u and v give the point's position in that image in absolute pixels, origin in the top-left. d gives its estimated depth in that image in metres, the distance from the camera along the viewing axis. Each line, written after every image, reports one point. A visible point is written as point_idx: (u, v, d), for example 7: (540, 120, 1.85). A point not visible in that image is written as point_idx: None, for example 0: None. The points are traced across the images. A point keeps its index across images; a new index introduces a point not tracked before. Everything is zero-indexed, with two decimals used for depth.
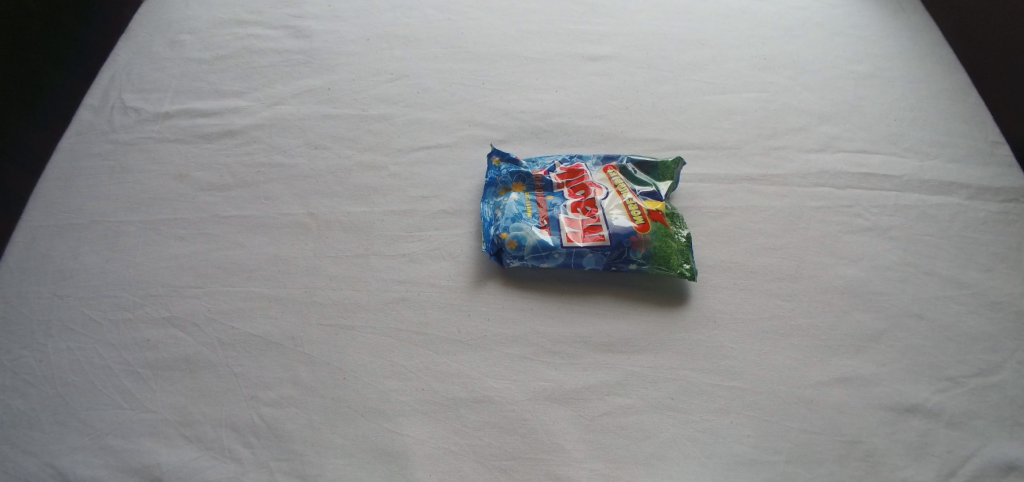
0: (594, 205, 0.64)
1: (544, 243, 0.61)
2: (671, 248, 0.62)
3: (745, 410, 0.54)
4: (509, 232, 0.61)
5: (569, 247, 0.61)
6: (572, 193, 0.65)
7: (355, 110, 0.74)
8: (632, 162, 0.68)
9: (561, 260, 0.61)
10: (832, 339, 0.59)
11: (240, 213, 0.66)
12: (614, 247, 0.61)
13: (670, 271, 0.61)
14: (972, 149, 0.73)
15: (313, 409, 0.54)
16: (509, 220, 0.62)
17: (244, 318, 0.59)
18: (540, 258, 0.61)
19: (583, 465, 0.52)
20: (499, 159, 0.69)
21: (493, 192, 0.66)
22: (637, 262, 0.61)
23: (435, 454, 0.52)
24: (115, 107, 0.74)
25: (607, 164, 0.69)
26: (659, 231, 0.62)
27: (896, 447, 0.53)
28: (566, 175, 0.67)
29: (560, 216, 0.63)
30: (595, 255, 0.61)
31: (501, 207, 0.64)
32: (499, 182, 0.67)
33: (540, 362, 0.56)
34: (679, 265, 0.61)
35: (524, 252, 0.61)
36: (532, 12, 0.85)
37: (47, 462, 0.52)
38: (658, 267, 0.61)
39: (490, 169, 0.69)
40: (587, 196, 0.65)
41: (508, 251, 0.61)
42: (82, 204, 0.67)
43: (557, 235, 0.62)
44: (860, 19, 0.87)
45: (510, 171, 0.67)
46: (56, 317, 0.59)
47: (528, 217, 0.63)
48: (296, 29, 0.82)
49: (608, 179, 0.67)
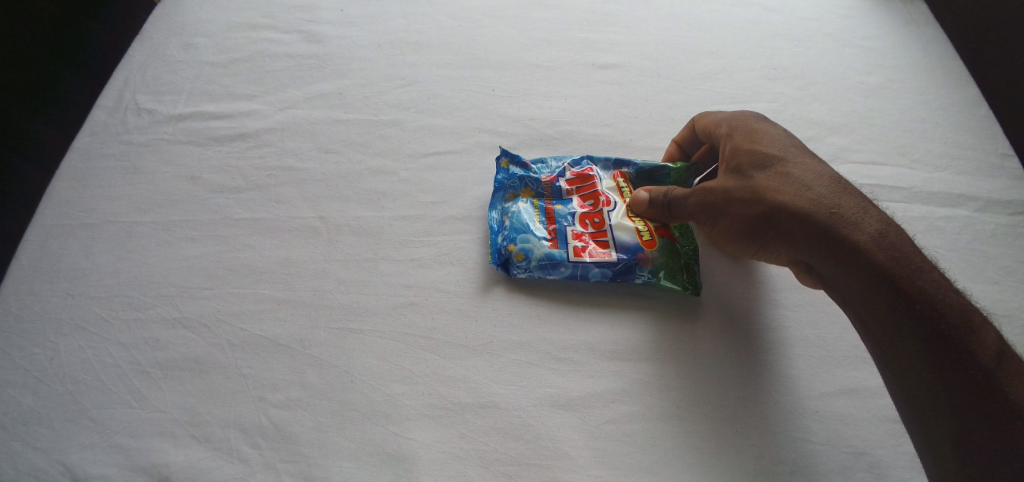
0: (602, 219, 0.63)
1: (551, 256, 0.61)
2: (677, 262, 0.61)
3: (750, 420, 0.55)
4: (515, 244, 0.61)
5: (576, 261, 0.61)
6: (581, 202, 0.65)
7: (366, 115, 0.75)
8: (642, 169, 0.67)
9: (567, 272, 0.61)
10: (837, 350, 0.59)
11: (252, 215, 0.67)
12: (621, 263, 0.60)
13: (675, 286, 0.60)
14: (982, 162, 0.73)
15: (321, 412, 0.55)
16: (516, 230, 0.62)
17: (253, 320, 0.60)
18: (547, 271, 0.61)
19: (586, 471, 0.52)
20: (508, 161, 0.68)
21: (501, 198, 0.66)
22: (643, 277, 0.61)
23: (440, 457, 0.53)
24: (129, 109, 0.75)
25: (617, 170, 0.68)
26: (666, 247, 0.62)
27: (899, 459, 0.54)
28: (575, 181, 0.66)
29: (567, 228, 0.62)
30: (601, 270, 0.61)
31: (509, 215, 0.63)
32: (507, 186, 0.66)
33: (546, 368, 0.57)
34: (684, 279, 0.61)
35: (530, 265, 0.61)
36: (544, 20, 0.85)
37: (58, 459, 0.54)
38: (663, 282, 0.61)
39: (499, 171, 0.68)
40: (596, 207, 0.64)
41: (514, 263, 0.61)
42: (94, 204, 0.68)
43: (564, 247, 0.61)
44: (872, 29, 0.87)
45: (520, 177, 0.66)
46: (67, 316, 0.60)
47: (535, 227, 0.63)
48: (309, 34, 0.82)
49: (617, 188, 0.66)
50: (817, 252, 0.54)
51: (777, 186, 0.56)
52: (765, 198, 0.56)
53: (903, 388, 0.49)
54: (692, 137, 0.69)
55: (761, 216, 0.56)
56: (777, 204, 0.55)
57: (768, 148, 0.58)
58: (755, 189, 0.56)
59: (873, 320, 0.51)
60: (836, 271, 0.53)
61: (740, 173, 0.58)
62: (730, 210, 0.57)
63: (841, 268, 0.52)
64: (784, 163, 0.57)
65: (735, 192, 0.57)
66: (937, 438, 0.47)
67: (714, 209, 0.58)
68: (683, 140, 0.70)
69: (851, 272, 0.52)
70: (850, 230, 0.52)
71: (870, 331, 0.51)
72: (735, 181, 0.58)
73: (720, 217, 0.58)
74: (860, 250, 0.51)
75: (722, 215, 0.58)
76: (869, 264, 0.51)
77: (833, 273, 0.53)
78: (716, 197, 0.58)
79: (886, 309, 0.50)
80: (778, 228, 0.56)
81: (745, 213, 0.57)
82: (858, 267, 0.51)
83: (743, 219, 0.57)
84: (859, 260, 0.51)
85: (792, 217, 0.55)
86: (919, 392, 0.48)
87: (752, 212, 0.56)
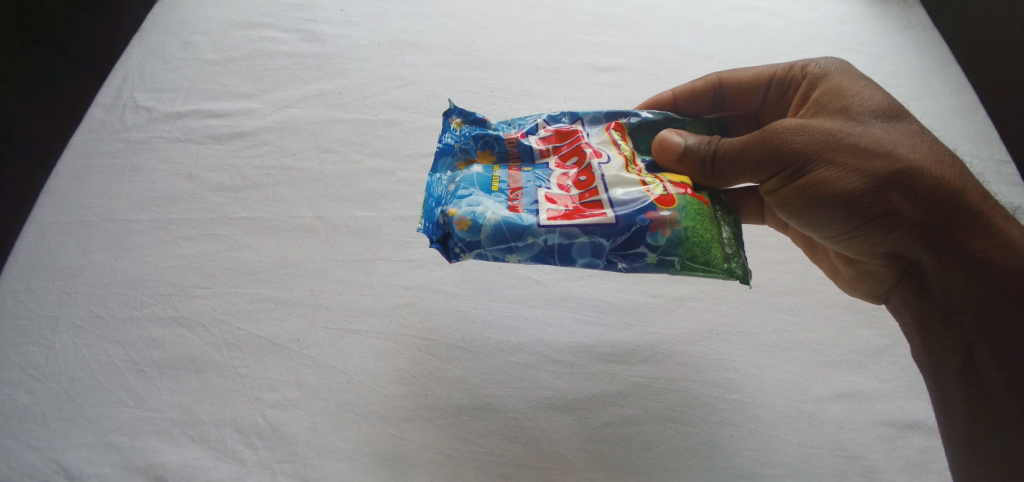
0: (590, 174, 0.47)
1: (513, 223, 0.43)
2: (709, 233, 0.44)
3: (746, 423, 0.54)
4: (459, 208, 0.43)
5: (549, 226, 0.43)
6: (562, 162, 0.49)
7: (365, 115, 0.75)
8: (647, 121, 0.53)
9: (538, 248, 0.43)
10: (833, 354, 0.59)
11: (249, 215, 0.67)
12: (624, 231, 0.43)
13: (709, 269, 0.44)
14: (979, 168, 0.73)
15: (316, 412, 0.55)
16: (462, 193, 0.45)
17: (250, 319, 0.60)
18: (506, 245, 0.43)
19: (582, 473, 0.52)
20: (460, 121, 0.53)
21: (448, 163, 0.50)
22: (659, 251, 0.43)
23: (436, 459, 0.52)
24: (127, 107, 0.75)
25: (612, 121, 0.52)
26: (690, 209, 0.44)
27: (896, 463, 0.53)
28: (553, 138, 0.51)
29: (538, 191, 0.46)
30: (590, 241, 0.43)
31: (456, 179, 0.47)
32: (457, 150, 0.50)
33: (544, 370, 0.57)
34: (721, 259, 0.44)
35: (481, 236, 0.42)
36: (544, 21, 0.85)
37: (51, 457, 0.53)
38: (691, 259, 0.43)
39: (447, 133, 0.52)
40: (582, 164, 0.48)
41: (455, 234, 0.43)
42: (93, 202, 0.68)
43: (532, 211, 0.44)
44: (870, 35, 0.87)
45: (474, 136, 0.51)
46: (63, 313, 0.61)
47: (493, 191, 0.46)
48: (309, 33, 0.82)
49: (610, 140, 0.50)
50: (939, 242, 0.43)
51: (902, 141, 0.45)
52: (888, 151, 0.44)
53: (985, 408, 0.44)
54: (710, 90, 0.61)
55: (878, 174, 0.43)
56: (906, 160, 0.43)
57: (879, 103, 0.47)
58: (875, 140, 0.44)
59: (991, 325, 0.42)
60: (964, 259, 0.42)
61: (850, 121, 0.47)
62: (839, 158, 0.44)
63: (972, 258, 0.42)
64: (905, 121, 0.47)
65: (845, 137, 0.45)
66: (991, 451, 0.43)
67: (812, 155, 0.45)
68: (684, 97, 0.61)
69: (988, 269, 0.41)
70: (994, 223, 0.42)
71: (978, 340, 0.43)
72: (845, 126, 0.46)
73: (823, 166, 0.45)
74: (1004, 243, 0.41)
75: (825, 163, 0.44)
76: (1013, 260, 0.41)
77: (952, 263, 0.42)
78: (819, 140, 0.45)
79: (1021, 316, 0.41)
80: (896, 194, 0.43)
81: (857, 166, 0.44)
82: (996, 260, 0.41)
83: (853, 173, 0.44)
84: (1003, 251, 0.41)
85: (922, 182, 0.43)
86: (991, 400, 0.43)
87: (867, 166, 0.43)
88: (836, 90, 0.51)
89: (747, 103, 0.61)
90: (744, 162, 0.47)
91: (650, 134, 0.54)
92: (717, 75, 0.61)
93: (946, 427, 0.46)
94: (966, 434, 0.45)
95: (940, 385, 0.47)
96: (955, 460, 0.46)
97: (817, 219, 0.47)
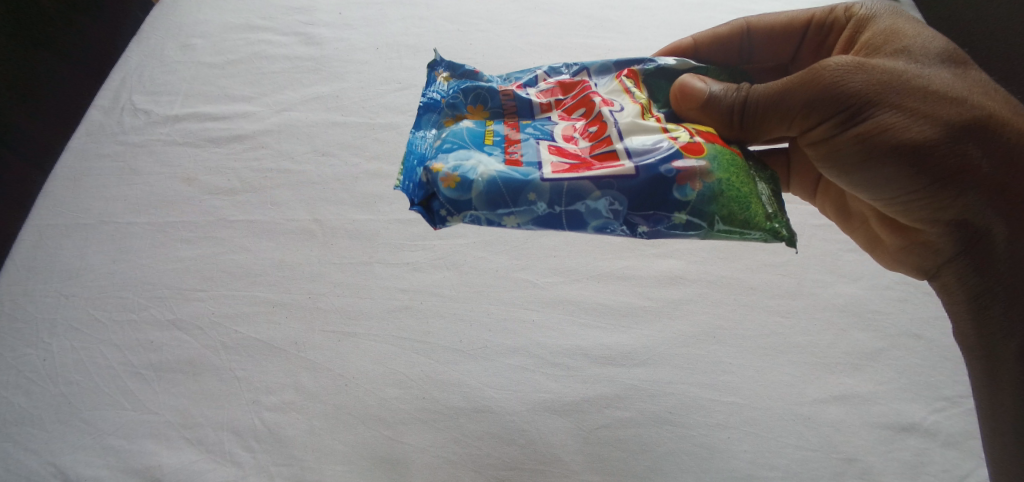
0: (601, 123, 0.44)
1: (509, 178, 0.40)
2: (746, 186, 0.40)
3: (743, 425, 0.55)
4: (444, 164, 0.41)
5: (553, 180, 0.40)
6: (566, 115, 0.48)
7: (363, 118, 0.75)
8: (664, 67, 0.50)
9: (541, 206, 0.41)
10: (830, 357, 0.58)
11: (247, 218, 0.67)
12: (645, 183, 0.40)
13: (748, 229, 0.40)
14: None
15: (314, 415, 0.55)
16: (448, 150, 0.43)
17: (247, 322, 0.60)
18: (502, 205, 0.41)
19: (579, 476, 0.53)
20: (448, 74, 0.52)
21: (434, 120, 0.49)
22: (688, 206, 0.40)
23: (434, 462, 0.53)
24: (126, 109, 0.75)
25: (623, 69, 0.50)
26: (720, 159, 0.41)
27: (892, 465, 0.54)
28: (555, 91, 0.50)
29: (540, 144, 0.44)
30: (605, 195, 0.40)
31: (443, 134, 0.45)
32: (444, 106, 0.49)
33: (541, 373, 0.57)
34: (763, 217, 0.40)
35: (472, 195, 0.40)
36: (541, 25, 0.86)
37: (49, 460, 0.54)
38: (726, 217, 0.40)
39: (434, 88, 0.51)
40: (591, 114, 0.46)
41: (440, 193, 0.40)
42: (91, 205, 0.68)
43: (533, 165, 0.42)
44: None
45: (460, 89, 0.49)
46: (61, 316, 0.61)
47: (485, 145, 0.44)
48: (307, 36, 0.82)
49: (622, 88, 0.48)
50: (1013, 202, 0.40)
51: (971, 88, 0.43)
52: (957, 99, 0.42)
53: None
54: (736, 36, 0.57)
55: (948, 123, 0.41)
56: (977, 110, 0.41)
57: (939, 51, 0.45)
58: (943, 84, 0.42)
59: None
60: None
61: (913, 63, 0.44)
62: (905, 103, 0.42)
63: None
64: (968, 69, 0.45)
65: (911, 83, 0.42)
66: None
67: (874, 100, 0.42)
68: (706, 43, 0.57)
69: None
70: None
71: None
72: (909, 69, 0.43)
73: (888, 111, 0.42)
74: None
75: (890, 108, 0.42)
76: None
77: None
78: (884, 83, 0.42)
79: None
80: (967, 147, 0.41)
81: (926, 113, 0.41)
82: None
83: (922, 120, 0.41)
84: None
85: (991, 135, 0.41)
86: None
87: (936, 115, 0.41)
88: (889, 32, 0.49)
89: (776, 50, 0.59)
90: (790, 106, 0.45)
91: (666, 81, 0.51)
92: (744, 21, 0.57)
93: (991, 422, 0.46)
94: (1010, 424, 0.44)
95: (990, 375, 0.46)
96: (994, 454, 0.46)
97: (873, 176, 0.45)
